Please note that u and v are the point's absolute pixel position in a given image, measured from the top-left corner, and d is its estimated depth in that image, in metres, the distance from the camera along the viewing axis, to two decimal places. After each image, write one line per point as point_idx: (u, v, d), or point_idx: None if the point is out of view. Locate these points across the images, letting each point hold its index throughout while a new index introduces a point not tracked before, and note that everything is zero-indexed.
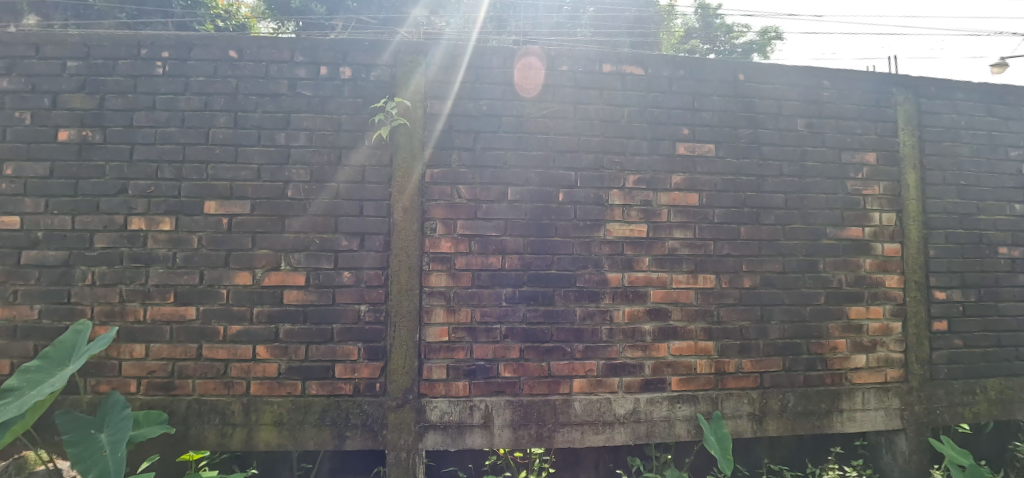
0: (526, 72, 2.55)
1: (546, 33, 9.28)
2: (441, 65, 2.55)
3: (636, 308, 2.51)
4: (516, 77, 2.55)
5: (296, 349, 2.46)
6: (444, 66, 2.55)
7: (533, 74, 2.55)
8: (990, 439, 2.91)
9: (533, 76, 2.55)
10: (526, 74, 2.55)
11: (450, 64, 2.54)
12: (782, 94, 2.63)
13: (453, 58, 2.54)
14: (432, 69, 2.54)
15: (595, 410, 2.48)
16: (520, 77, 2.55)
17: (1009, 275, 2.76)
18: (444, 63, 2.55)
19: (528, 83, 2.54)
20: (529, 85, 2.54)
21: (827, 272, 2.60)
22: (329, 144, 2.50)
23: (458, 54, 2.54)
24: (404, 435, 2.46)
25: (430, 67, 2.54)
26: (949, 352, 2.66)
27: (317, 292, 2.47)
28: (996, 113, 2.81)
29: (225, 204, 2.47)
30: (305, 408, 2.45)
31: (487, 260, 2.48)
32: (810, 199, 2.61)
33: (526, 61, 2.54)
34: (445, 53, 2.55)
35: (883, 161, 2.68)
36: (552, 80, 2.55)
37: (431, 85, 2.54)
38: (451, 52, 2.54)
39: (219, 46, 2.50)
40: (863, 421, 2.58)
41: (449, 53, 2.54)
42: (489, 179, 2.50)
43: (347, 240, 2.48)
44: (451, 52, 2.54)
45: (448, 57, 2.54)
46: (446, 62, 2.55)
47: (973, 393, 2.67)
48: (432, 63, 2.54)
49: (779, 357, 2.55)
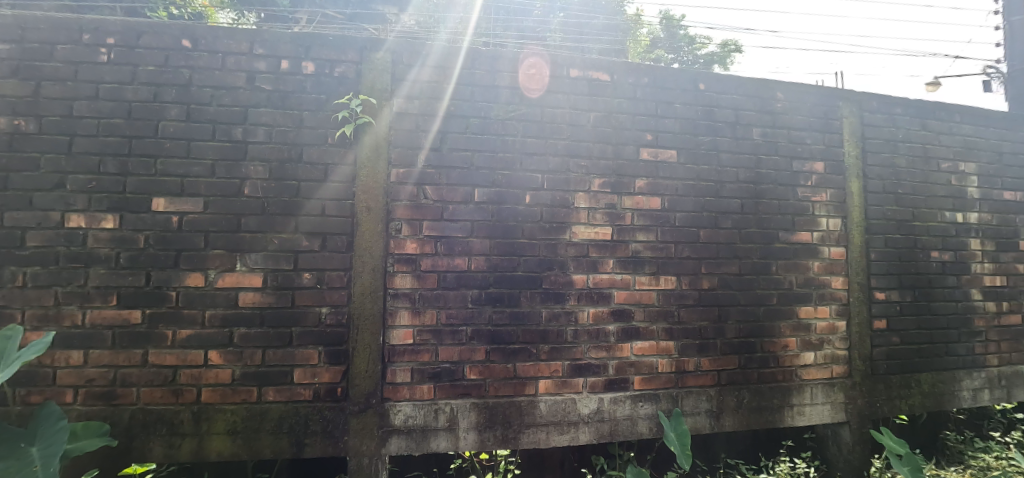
0: (529, 72, 2.58)
1: (524, 38, 9.41)
2: (433, 66, 2.53)
3: (600, 309, 2.56)
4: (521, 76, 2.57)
5: (252, 354, 2.36)
6: (437, 67, 2.53)
7: (536, 72, 2.58)
8: (924, 430, 3.15)
9: (535, 78, 2.58)
10: (532, 73, 2.58)
11: (438, 65, 2.53)
12: (739, 104, 2.76)
13: (446, 60, 2.53)
14: (427, 70, 2.53)
15: (561, 411, 2.50)
16: (523, 76, 2.57)
17: (941, 277, 2.98)
18: (437, 64, 2.53)
19: (531, 83, 2.58)
20: (533, 85, 2.58)
21: (779, 274, 2.74)
22: (289, 140, 2.42)
23: (452, 55, 2.54)
24: (368, 441, 2.41)
25: (425, 68, 2.52)
26: (888, 349, 2.86)
27: (275, 294, 2.38)
28: (929, 128, 3.04)
29: (175, 201, 2.34)
30: (261, 415, 2.36)
31: (453, 261, 2.47)
32: (764, 204, 2.74)
33: (531, 62, 2.57)
34: (437, 55, 2.53)
35: (829, 170, 2.85)
36: (539, 84, 2.58)
37: (427, 86, 2.52)
38: (443, 55, 2.53)
39: (171, 34, 2.37)
40: (812, 415, 2.73)
41: (442, 55, 2.53)
42: (456, 180, 2.49)
43: (308, 240, 2.41)
44: (443, 52, 2.54)
45: (441, 59, 2.53)
46: (439, 62, 2.53)
47: (909, 387, 2.88)
48: (426, 63, 2.52)
49: (734, 355, 2.66)
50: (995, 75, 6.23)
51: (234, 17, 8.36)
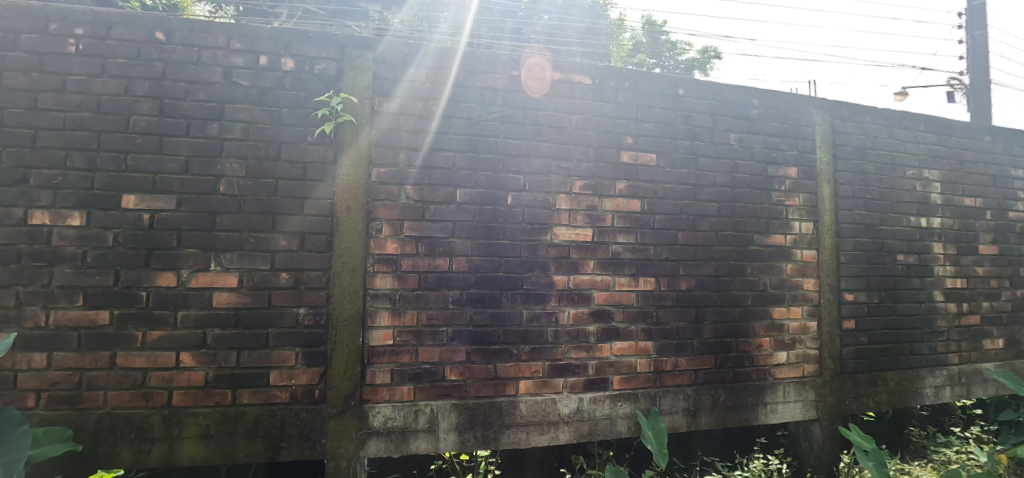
0: (533, 72, 2.60)
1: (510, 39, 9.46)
2: (428, 67, 2.53)
3: (580, 310, 2.58)
4: (526, 74, 2.60)
5: (226, 356, 2.31)
6: (433, 68, 2.53)
7: (538, 74, 2.61)
8: (889, 426, 3.28)
9: (536, 80, 2.61)
10: (534, 72, 2.60)
11: (431, 66, 2.53)
12: (716, 109, 2.83)
13: (441, 61, 2.53)
14: (424, 70, 2.52)
15: (541, 411, 2.52)
16: (528, 74, 2.60)
17: (906, 279, 3.10)
18: (433, 65, 2.53)
19: (534, 81, 2.60)
20: (534, 85, 2.60)
21: (754, 275, 2.81)
22: (267, 138, 2.37)
23: (448, 56, 2.54)
24: (346, 443, 2.38)
25: (422, 68, 2.52)
26: (856, 348, 2.96)
27: (250, 294, 2.33)
28: (896, 136, 3.17)
29: (147, 198, 2.27)
30: (235, 419, 2.30)
31: (434, 261, 2.46)
32: (740, 208, 2.82)
33: (534, 62, 2.59)
34: (432, 56, 2.53)
35: (802, 175, 2.94)
36: (539, 85, 2.61)
37: (421, 86, 2.51)
38: (438, 56, 2.53)
39: (144, 26, 2.30)
40: (784, 413, 2.81)
41: (437, 57, 2.53)
42: (438, 180, 2.48)
43: (285, 240, 2.36)
44: (438, 54, 2.53)
45: (437, 60, 2.53)
46: (435, 63, 2.53)
47: (876, 385, 2.99)
48: (422, 64, 2.52)
49: (711, 355, 2.72)
50: (956, 86, 6.59)
51: (209, 9, 8.13)
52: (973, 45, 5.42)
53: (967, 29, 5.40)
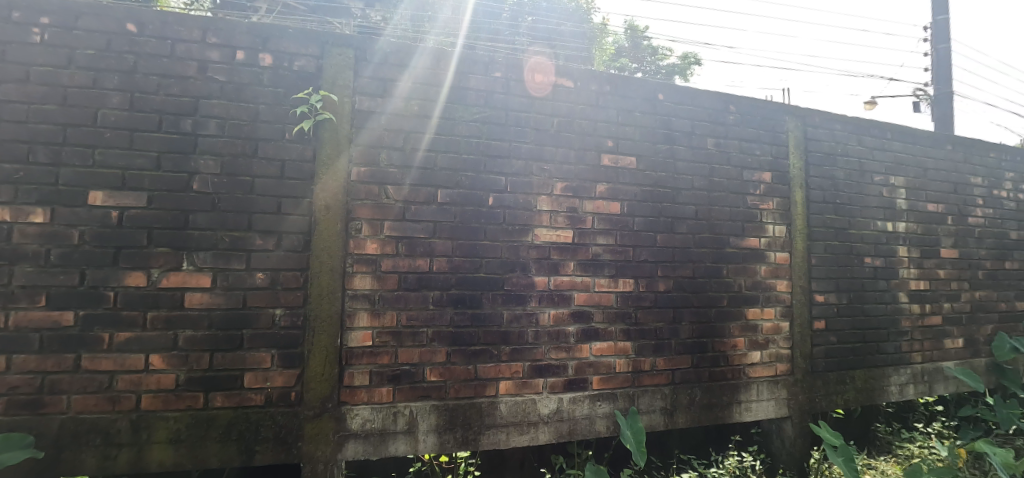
0: (538, 73, 2.64)
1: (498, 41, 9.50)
2: (426, 68, 2.53)
3: (560, 311, 2.60)
4: (532, 71, 2.63)
5: (198, 358, 2.24)
6: (430, 70, 2.53)
7: (540, 79, 2.64)
8: (858, 423, 3.40)
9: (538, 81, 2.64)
10: (539, 75, 2.64)
11: (426, 67, 2.53)
12: (694, 114, 2.89)
13: (438, 64, 2.54)
14: (419, 71, 2.52)
15: (521, 411, 2.53)
16: (534, 73, 2.63)
17: (873, 281, 3.22)
18: (429, 66, 2.53)
19: (536, 80, 2.64)
20: (534, 85, 2.64)
21: (730, 277, 2.88)
22: (244, 135, 2.32)
23: (444, 58, 2.54)
24: (323, 446, 2.35)
25: (417, 69, 2.51)
26: (826, 348, 3.06)
27: (224, 295, 2.27)
28: (863, 143, 3.29)
29: (115, 195, 2.19)
30: (208, 423, 2.24)
31: (414, 262, 2.44)
32: (716, 211, 2.88)
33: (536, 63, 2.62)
34: (429, 58, 2.53)
35: (775, 180, 3.02)
36: (537, 87, 2.64)
37: (416, 88, 2.51)
38: (436, 58, 2.54)
39: (115, 17, 2.23)
40: (758, 411, 2.88)
41: (432, 58, 2.53)
42: (419, 180, 2.46)
43: (261, 239, 2.32)
44: (434, 55, 2.53)
45: (433, 62, 2.53)
46: (430, 65, 2.53)
47: (844, 383, 3.09)
48: (416, 65, 2.51)
49: (688, 355, 2.77)
50: (921, 96, 6.88)
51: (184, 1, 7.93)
52: (937, 57, 5.68)
53: (933, 43, 5.66)
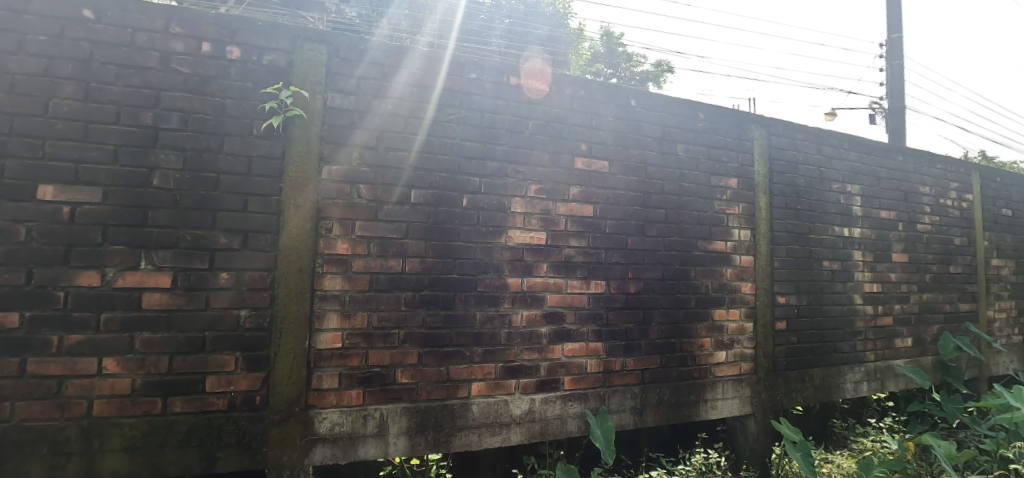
0: (535, 77, 2.70)
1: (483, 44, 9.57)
2: (420, 70, 2.53)
3: (533, 312, 2.61)
4: (533, 70, 2.69)
5: (157, 361, 2.14)
6: (422, 71, 2.54)
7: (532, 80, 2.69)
8: (816, 418, 3.56)
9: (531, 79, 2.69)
10: (536, 80, 2.70)
11: (418, 68, 2.53)
12: (665, 121, 2.96)
13: (431, 65, 2.55)
14: (409, 73, 2.52)
15: (493, 413, 2.53)
16: (535, 73, 2.69)
17: (831, 284, 3.38)
18: (422, 68, 2.54)
19: (532, 77, 2.69)
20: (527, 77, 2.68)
21: (697, 279, 2.96)
22: (209, 129, 2.24)
23: (436, 60, 2.56)
24: (289, 451, 2.28)
25: (408, 71, 2.51)
26: (787, 347, 3.19)
27: (185, 295, 2.18)
28: (822, 152, 3.44)
29: (67, 189, 2.07)
30: (166, 429, 2.15)
31: (386, 262, 2.41)
32: (685, 215, 2.96)
33: (533, 64, 2.69)
34: (421, 60, 2.54)
35: (741, 186, 3.13)
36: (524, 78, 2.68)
37: (408, 89, 2.51)
38: (427, 59, 2.54)
39: (70, 2, 2.11)
40: (723, 409, 2.97)
41: (425, 60, 2.54)
42: (392, 180, 2.43)
43: (226, 238, 2.23)
44: (427, 58, 2.55)
45: (426, 64, 2.54)
46: (423, 66, 2.54)
47: (803, 381, 3.23)
48: (410, 66, 2.52)
49: (656, 355, 2.83)
50: (878, 108, 7.26)
51: None
52: (891, 73, 6.03)
53: (888, 59, 6.00)
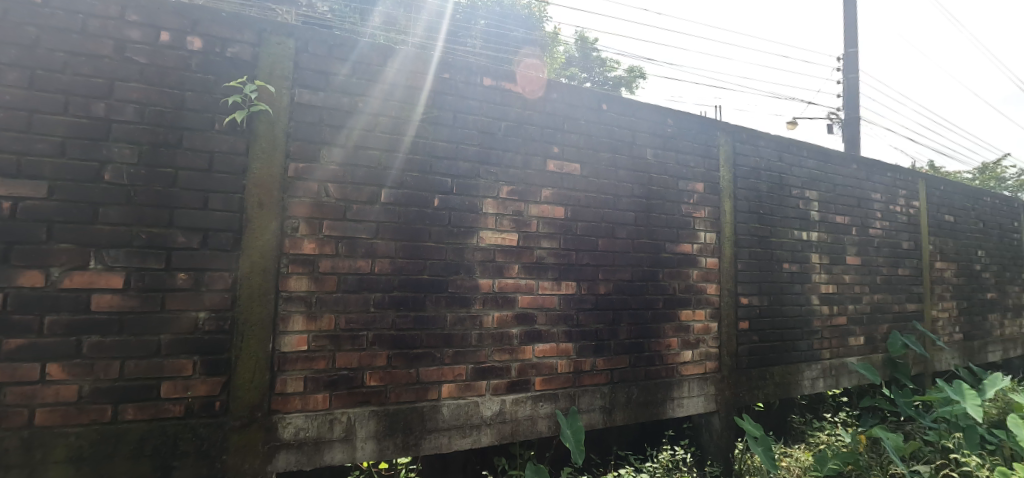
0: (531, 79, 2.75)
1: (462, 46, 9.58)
2: (403, 70, 2.51)
3: (504, 313, 2.61)
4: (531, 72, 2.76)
5: (107, 366, 2.02)
6: (405, 71, 2.52)
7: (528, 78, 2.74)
8: (776, 414, 3.70)
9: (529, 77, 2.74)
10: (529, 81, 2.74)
11: (405, 69, 2.52)
12: (635, 126, 3.02)
13: (418, 65, 2.54)
14: (394, 73, 2.50)
15: (463, 414, 2.51)
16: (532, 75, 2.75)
17: (790, 285, 3.52)
18: (409, 68, 2.52)
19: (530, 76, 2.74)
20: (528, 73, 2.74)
21: (665, 280, 3.03)
22: (167, 123, 2.13)
23: (423, 61, 2.55)
24: (251, 458, 2.20)
25: (395, 71, 2.50)
26: (749, 346, 3.30)
27: (139, 297, 2.07)
28: (782, 159, 3.58)
29: (7, 183, 1.92)
30: (117, 437, 2.03)
31: (355, 263, 2.35)
32: (654, 217, 3.02)
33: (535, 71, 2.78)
34: (407, 61, 2.52)
35: (707, 190, 3.22)
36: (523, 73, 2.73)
37: (393, 90, 2.49)
38: (414, 60, 2.53)
39: None
40: (689, 407, 3.05)
41: (411, 60, 2.53)
42: (362, 179, 2.38)
43: (185, 236, 2.13)
44: (413, 58, 2.53)
45: (411, 65, 2.53)
46: (409, 66, 2.52)
47: (765, 378, 3.35)
48: (397, 67, 2.50)
49: (626, 355, 2.88)
50: (835, 119, 7.63)
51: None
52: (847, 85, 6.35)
53: (845, 72, 6.32)
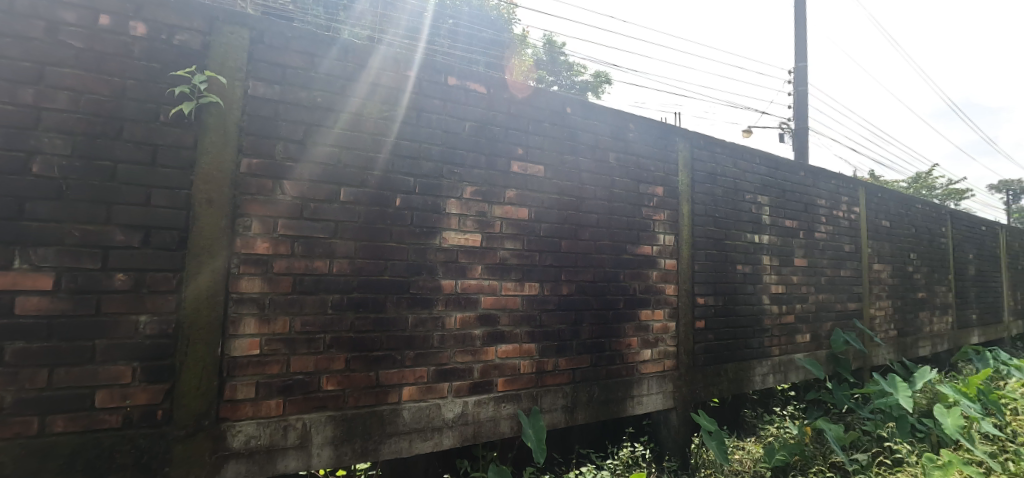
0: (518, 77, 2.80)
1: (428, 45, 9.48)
2: (380, 70, 2.46)
3: (466, 314, 2.59)
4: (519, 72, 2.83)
5: (33, 375, 1.85)
6: (381, 71, 2.46)
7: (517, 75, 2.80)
8: (730, 410, 3.80)
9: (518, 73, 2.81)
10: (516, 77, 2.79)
11: (379, 68, 2.46)
12: (597, 129, 3.06)
13: (396, 67, 2.50)
14: (372, 72, 2.45)
15: (424, 417, 2.47)
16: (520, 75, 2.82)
17: (743, 285, 3.67)
18: (382, 67, 2.47)
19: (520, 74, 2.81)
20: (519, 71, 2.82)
21: (626, 281, 3.09)
22: (105, 112, 1.97)
23: (403, 63, 2.51)
24: (197, 470, 2.08)
25: (373, 72, 2.45)
26: (705, 344, 3.42)
27: (71, 300, 1.91)
28: (736, 164, 3.72)
29: None
30: (43, 452, 1.87)
31: (312, 263, 2.27)
32: (615, 219, 3.07)
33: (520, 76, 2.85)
34: (384, 61, 2.47)
35: (666, 194, 3.31)
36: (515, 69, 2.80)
37: (370, 90, 2.43)
38: (392, 62, 2.49)
39: None
40: (648, 404, 3.13)
41: (389, 61, 2.48)
42: (320, 177, 2.29)
43: (125, 235, 1.99)
44: (392, 60, 2.49)
45: (389, 65, 2.49)
46: (385, 66, 2.48)
47: (719, 375, 3.48)
48: (374, 66, 2.45)
49: (587, 355, 2.92)
50: (786, 128, 8.04)
51: None
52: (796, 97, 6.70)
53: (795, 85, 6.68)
